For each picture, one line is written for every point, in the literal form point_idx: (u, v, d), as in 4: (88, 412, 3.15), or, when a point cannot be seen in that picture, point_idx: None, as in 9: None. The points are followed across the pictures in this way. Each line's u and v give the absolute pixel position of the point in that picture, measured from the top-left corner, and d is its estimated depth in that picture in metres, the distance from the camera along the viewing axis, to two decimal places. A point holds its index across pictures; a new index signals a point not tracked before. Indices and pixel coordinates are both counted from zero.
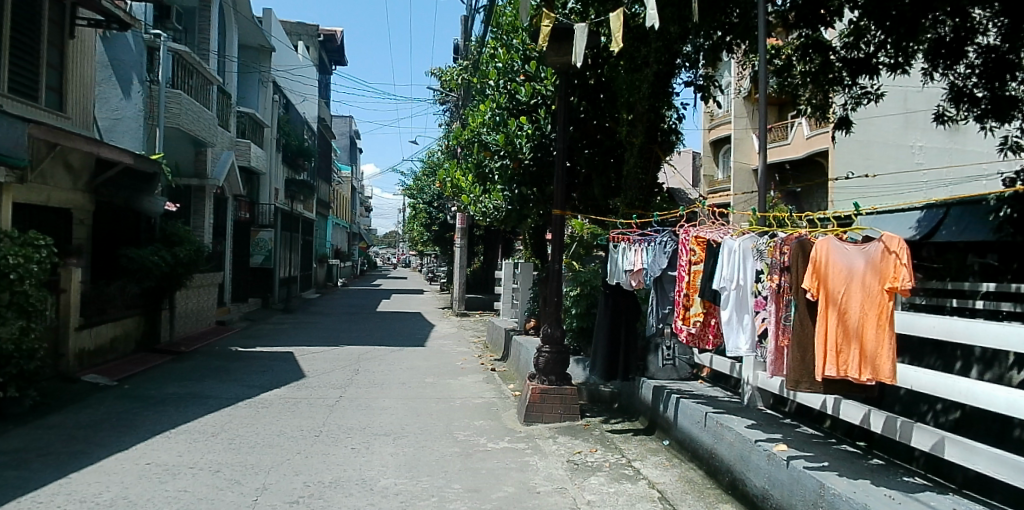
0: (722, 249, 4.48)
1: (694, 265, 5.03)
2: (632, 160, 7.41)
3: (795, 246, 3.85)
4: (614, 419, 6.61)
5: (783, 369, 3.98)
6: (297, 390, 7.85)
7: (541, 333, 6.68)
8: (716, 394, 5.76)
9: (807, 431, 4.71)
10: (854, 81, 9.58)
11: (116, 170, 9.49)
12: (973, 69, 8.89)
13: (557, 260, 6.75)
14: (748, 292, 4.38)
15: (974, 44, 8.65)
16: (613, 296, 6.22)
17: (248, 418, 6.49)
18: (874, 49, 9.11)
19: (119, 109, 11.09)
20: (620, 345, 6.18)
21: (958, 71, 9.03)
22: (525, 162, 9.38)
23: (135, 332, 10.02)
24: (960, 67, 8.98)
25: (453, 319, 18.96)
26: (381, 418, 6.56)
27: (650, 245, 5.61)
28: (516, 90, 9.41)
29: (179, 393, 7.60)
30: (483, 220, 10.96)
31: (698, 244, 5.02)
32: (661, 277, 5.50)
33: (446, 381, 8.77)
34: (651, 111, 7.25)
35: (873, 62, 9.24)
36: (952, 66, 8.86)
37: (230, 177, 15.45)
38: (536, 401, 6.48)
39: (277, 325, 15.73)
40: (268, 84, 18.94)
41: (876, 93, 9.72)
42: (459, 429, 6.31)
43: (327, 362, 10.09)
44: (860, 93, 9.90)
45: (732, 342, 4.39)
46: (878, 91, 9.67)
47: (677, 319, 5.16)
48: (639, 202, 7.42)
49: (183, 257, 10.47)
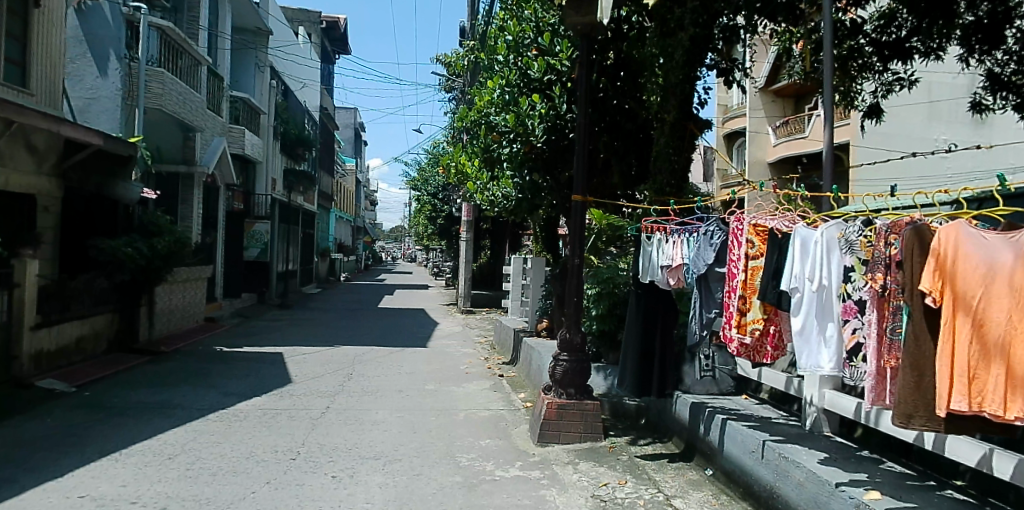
0: (794, 241, 3.54)
1: (750, 261, 4.10)
2: (662, 140, 6.38)
3: (909, 234, 2.88)
4: (643, 440, 5.66)
5: (886, 398, 3.02)
6: (280, 399, 6.93)
7: (558, 338, 5.71)
8: (768, 416, 4.85)
9: (896, 470, 3.78)
10: (886, 67, 8.36)
11: (87, 152, 8.65)
12: (1012, 56, 7.71)
13: (577, 253, 5.79)
14: (833, 294, 3.43)
15: (1013, 27, 7.49)
16: (645, 297, 5.22)
17: (217, 435, 5.59)
18: (908, 32, 8.01)
19: (95, 88, 10.30)
20: (655, 356, 5.17)
21: (995, 57, 7.85)
22: (537, 145, 8.40)
23: (106, 330, 9.14)
24: (997, 53, 7.83)
25: (459, 317, 18.07)
26: (370, 437, 5.63)
27: (693, 236, 4.70)
28: (527, 66, 8.41)
29: (145, 402, 6.69)
30: (488, 211, 10.04)
31: (756, 235, 4.09)
32: (706, 274, 4.53)
33: (449, 389, 7.85)
34: (686, 82, 6.28)
35: (908, 47, 8.08)
36: (989, 53, 7.72)
37: (222, 164, 14.53)
38: (553, 419, 5.54)
39: (272, 323, 14.83)
40: (266, 69, 18.08)
41: (908, 79, 8.44)
42: (461, 451, 5.37)
43: (320, 365, 9.17)
44: (891, 80, 8.66)
45: (809, 356, 3.45)
46: (911, 77, 8.31)
47: (729, 327, 4.19)
48: (671, 188, 6.35)
49: (162, 247, 9.48)
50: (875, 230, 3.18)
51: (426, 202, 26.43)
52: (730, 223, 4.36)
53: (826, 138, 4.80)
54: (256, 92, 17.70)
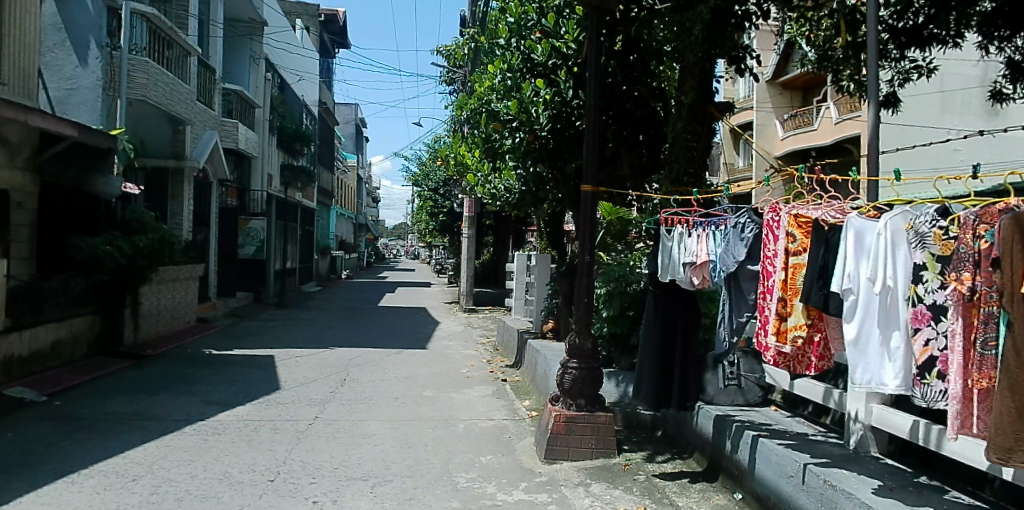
0: (846, 235, 3.12)
1: (791, 258, 3.58)
2: (680, 125, 5.79)
3: (1007, 224, 2.28)
4: (661, 456, 5.10)
5: (975, 424, 2.48)
6: (265, 409, 6.40)
7: (566, 343, 5.15)
8: (805, 432, 4.30)
9: (964, 502, 3.19)
10: (902, 54, 7.62)
11: (63, 145, 8.11)
12: None
13: (587, 250, 5.20)
14: (900, 297, 2.90)
15: None
16: (664, 298, 4.61)
17: (190, 452, 5.06)
18: (926, 18, 7.21)
19: (73, 78, 9.65)
20: (676, 364, 4.52)
21: (1017, 44, 7.15)
22: (542, 135, 7.86)
23: (86, 333, 8.62)
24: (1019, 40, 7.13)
25: (461, 316, 17.55)
26: (360, 454, 5.08)
27: (720, 229, 4.15)
28: (530, 50, 7.85)
29: (117, 413, 6.16)
30: (490, 204, 9.44)
31: (797, 227, 3.57)
32: (737, 272, 4.00)
33: (448, 395, 7.32)
34: (705, 60, 5.76)
35: (927, 33, 7.30)
36: (1011, 40, 7.01)
37: (213, 158, 14.00)
38: (561, 434, 4.99)
39: (267, 323, 14.31)
40: (260, 61, 17.60)
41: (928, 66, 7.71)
42: (460, 470, 4.82)
43: (312, 370, 8.63)
44: (909, 67, 7.90)
45: (865, 370, 3.01)
46: (932, 64, 7.62)
47: (768, 334, 3.67)
48: (689, 177, 5.78)
49: (144, 246, 8.92)
50: (955, 219, 2.59)
51: (427, 198, 25.88)
52: (765, 213, 3.84)
53: (870, 116, 4.22)
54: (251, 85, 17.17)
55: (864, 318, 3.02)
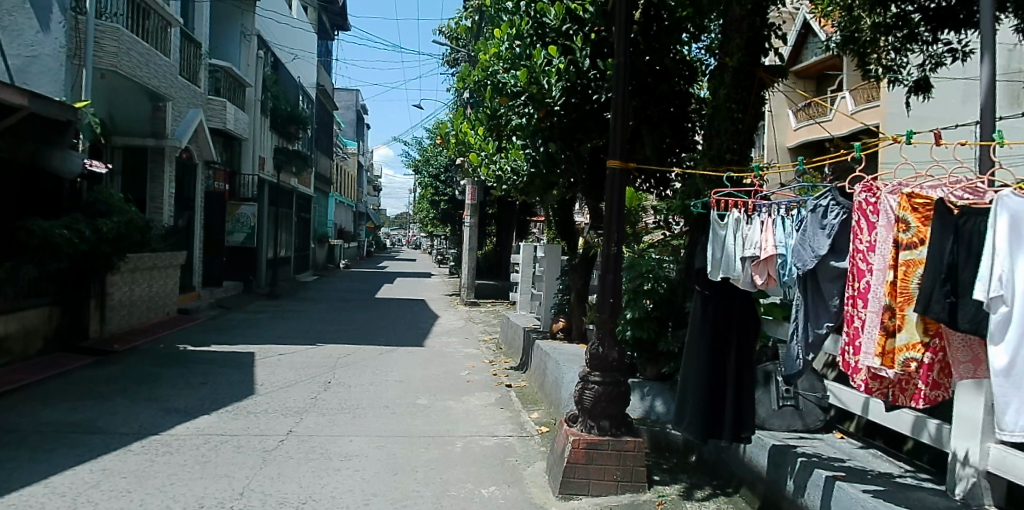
0: (995, 220, 2.21)
1: (902, 253, 2.65)
2: (722, 91, 4.86)
3: None
4: (701, 492, 4.20)
5: None
6: (231, 421, 5.51)
7: (587, 354, 4.25)
8: (890, 472, 3.43)
9: None
10: (934, 37, 6.38)
11: (16, 117, 7.14)
12: None
13: (614, 238, 4.26)
14: None
15: None
16: (714, 301, 3.68)
17: (130, 478, 4.16)
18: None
19: (35, 44, 8.55)
20: (729, 382, 3.60)
21: None
22: (554, 109, 6.78)
23: (42, 326, 7.75)
24: None
25: (461, 309, 16.70)
26: (334, 485, 4.19)
27: (793, 214, 3.24)
28: (541, 12, 6.85)
29: (58, 424, 5.28)
30: (494, 189, 8.46)
31: (912, 211, 2.64)
32: (817, 270, 3.11)
33: (445, 404, 6.45)
34: (755, 13, 4.85)
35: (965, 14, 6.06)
36: None
37: (198, 138, 13.13)
38: (580, 463, 4.09)
39: (254, 315, 13.45)
40: (252, 38, 16.66)
41: (965, 51, 6.45)
42: (457, 507, 3.92)
43: (294, 371, 7.74)
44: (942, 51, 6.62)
45: (1020, 411, 2.19)
46: (967, 46, 6.27)
47: (867, 355, 2.79)
48: (733, 154, 4.80)
49: (107, 230, 8.06)
50: None
51: (427, 185, 24.93)
52: (855, 193, 2.95)
53: (984, 72, 3.30)
54: (241, 62, 16.27)
55: (1021, 337, 2.16)
